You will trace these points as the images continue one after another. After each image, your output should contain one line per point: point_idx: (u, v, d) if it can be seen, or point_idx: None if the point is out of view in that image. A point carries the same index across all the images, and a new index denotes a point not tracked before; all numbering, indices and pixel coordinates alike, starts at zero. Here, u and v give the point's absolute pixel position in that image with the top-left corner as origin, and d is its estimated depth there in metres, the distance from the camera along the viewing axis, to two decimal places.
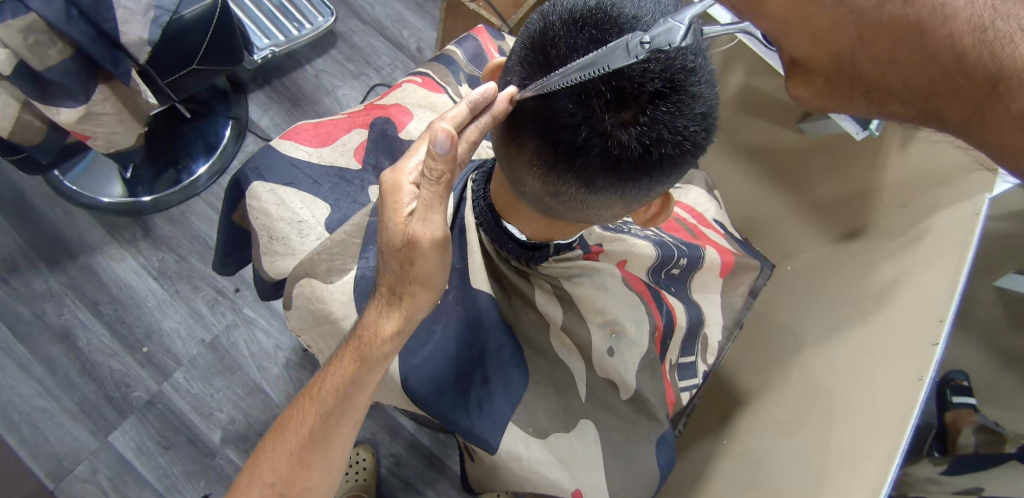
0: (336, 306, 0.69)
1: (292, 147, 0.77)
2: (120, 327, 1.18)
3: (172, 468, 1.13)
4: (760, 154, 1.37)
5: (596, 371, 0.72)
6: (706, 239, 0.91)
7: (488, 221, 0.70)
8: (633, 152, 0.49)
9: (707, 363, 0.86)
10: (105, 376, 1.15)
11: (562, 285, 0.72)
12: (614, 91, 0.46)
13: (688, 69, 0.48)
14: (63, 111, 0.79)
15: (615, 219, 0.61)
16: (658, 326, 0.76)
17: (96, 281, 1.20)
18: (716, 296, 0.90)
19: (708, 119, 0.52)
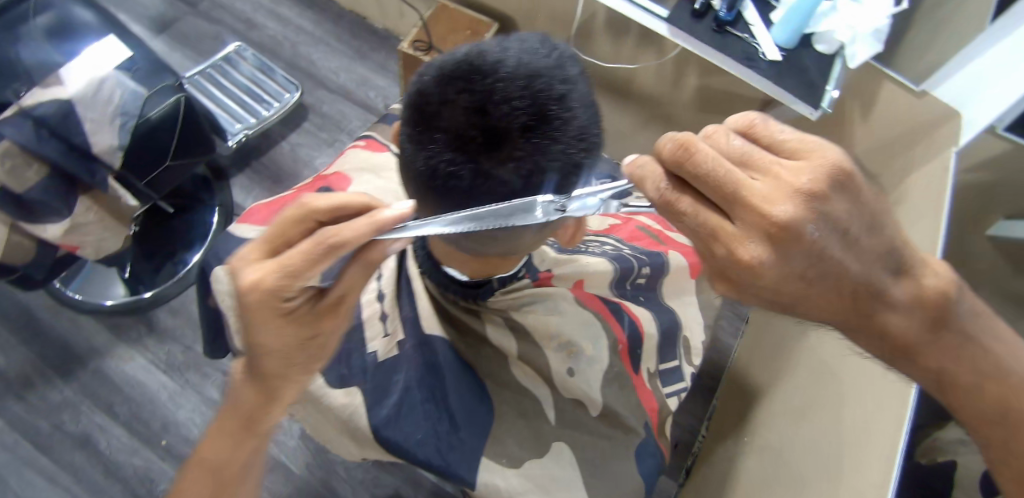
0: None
1: (248, 229, 0.81)
2: (137, 424, 1.20)
3: None
4: None
5: (561, 393, 0.73)
6: (672, 243, 0.92)
7: (429, 266, 0.71)
8: (516, 186, 0.52)
9: (695, 365, 0.86)
10: (129, 474, 1.16)
11: (514, 315, 0.72)
12: (485, 133, 0.50)
13: (556, 99, 0.51)
14: (49, 227, 0.83)
15: (536, 245, 0.64)
16: (621, 339, 0.76)
17: (106, 382, 1.23)
18: (693, 298, 0.91)
19: (590, 141, 0.55)
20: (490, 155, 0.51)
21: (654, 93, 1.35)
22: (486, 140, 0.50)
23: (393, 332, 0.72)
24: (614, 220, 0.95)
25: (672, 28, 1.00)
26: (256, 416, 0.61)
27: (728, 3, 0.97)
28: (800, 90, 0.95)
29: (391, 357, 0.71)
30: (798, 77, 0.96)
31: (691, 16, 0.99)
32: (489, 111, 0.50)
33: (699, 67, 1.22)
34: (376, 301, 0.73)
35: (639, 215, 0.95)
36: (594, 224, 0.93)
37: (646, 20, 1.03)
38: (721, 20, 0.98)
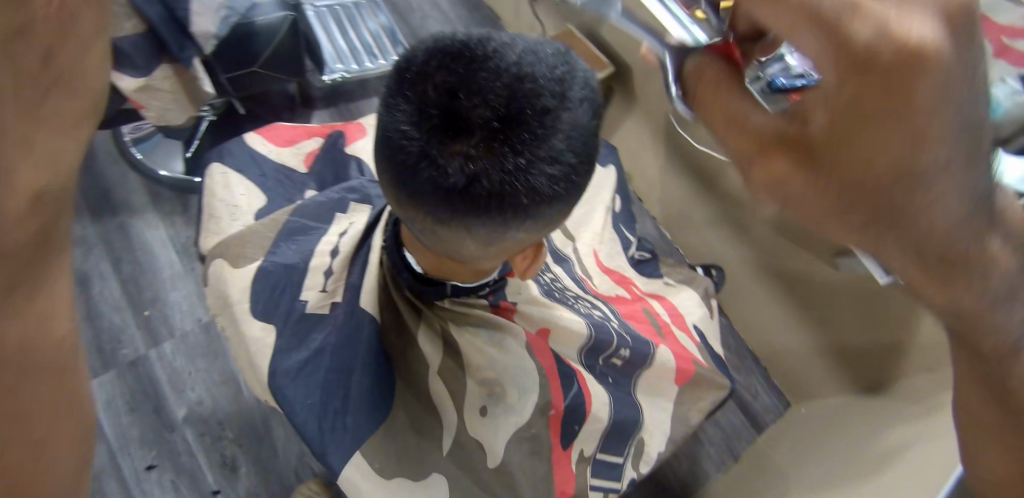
0: (234, 292, 0.71)
1: (258, 141, 0.86)
2: (132, 286, 1.25)
3: (131, 430, 1.13)
4: (793, 284, 1.29)
5: (466, 429, 0.68)
6: (670, 337, 0.87)
7: (391, 245, 0.68)
8: (457, 184, 0.47)
9: (639, 472, 0.80)
10: (103, 327, 1.20)
11: (451, 329, 0.68)
12: (449, 117, 0.47)
13: (536, 111, 0.47)
14: (124, 78, 0.85)
15: (488, 259, 0.59)
16: (557, 406, 0.71)
17: (126, 239, 1.29)
18: (669, 404, 0.83)
19: (563, 170, 0.50)
20: (445, 141, 0.47)
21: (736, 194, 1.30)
22: (445, 125, 0.47)
23: (331, 291, 0.70)
24: (625, 292, 0.91)
25: None
26: None
27: None
28: None
29: (319, 312, 0.69)
30: None
31: None
32: (457, 96, 0.47)
33: None
34: (329, 257, 0.73)
35: (654, 300, 0.92)
36: (600, 286, 0.89)
37: None
38: None
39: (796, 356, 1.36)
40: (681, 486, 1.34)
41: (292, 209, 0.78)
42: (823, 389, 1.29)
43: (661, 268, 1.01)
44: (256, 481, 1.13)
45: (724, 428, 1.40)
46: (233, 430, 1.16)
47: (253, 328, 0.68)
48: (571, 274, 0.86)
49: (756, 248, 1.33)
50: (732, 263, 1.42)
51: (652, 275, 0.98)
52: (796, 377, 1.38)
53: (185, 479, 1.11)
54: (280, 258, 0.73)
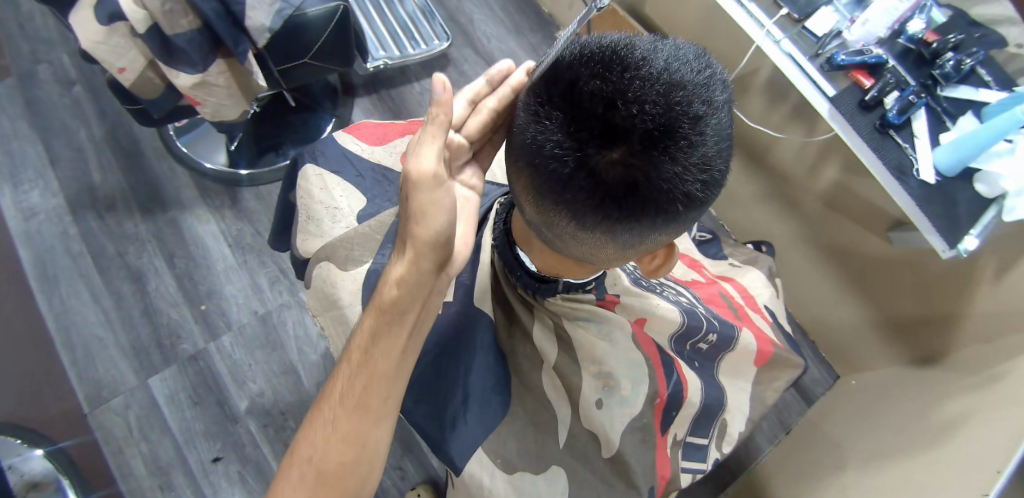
0: (345, 295, 0.73)
1: (349, 140, 0.82)
2: (187, 282, 1.28)
3: (195, 424, 1.17)
4: (840, 255, 1.26)
5: (580, 420, 0.69)
6: (748, 321, 0.86)
7: (503, 245, 0.70)
8: (616, 193, 0.47)
9: (722, 452, 0.80)
10: (162, 322, 1.24)
11: (564, 323, 0.70)
12: (605, 128, 0.46)
13: (690, 118, 0.46)
14: (181, 75, 0.89)
15: (616, 259, 0.59)
16: (661, 394, 0.71)
17: (178, 235, 1.31)
18: (748, 384, 0.83)
19: (711, 173, 0.49)
20: (601, 151, 0.47)
21: (786, 168, 1.28)
22: (602, 136, 0.46)
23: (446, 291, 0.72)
24: (698, 276, 0.90)
25: (834, 110, 0.89)
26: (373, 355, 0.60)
27: (901, 106, 0.87)
28: (942, 223, 0.85)
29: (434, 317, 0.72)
30: (942, 207, 0.86)
31: (858, 106, 0.89)
32: (615, 106, 0.46)
33: (843, 159, 1.14)
34: None
35: (725, 282, 0.91)
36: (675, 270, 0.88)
37: (809, 94, 0.92)
38: (886, 120, 0.87)
39: (845, 330, 1.33)
40: (733, 460, 1.35)
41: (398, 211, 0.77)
42: (873, 360, 1.28)
43: (724, 248, 1.00)
44: None
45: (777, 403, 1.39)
46: (295, 421, 1.20)
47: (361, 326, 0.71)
48: None
49: (810, 223, 1.30)
50: (778, 236, 1.40)
51: (717, 256, 0.97)
52: (846, 350, 1.35)
53: (251, 469, 1.16)
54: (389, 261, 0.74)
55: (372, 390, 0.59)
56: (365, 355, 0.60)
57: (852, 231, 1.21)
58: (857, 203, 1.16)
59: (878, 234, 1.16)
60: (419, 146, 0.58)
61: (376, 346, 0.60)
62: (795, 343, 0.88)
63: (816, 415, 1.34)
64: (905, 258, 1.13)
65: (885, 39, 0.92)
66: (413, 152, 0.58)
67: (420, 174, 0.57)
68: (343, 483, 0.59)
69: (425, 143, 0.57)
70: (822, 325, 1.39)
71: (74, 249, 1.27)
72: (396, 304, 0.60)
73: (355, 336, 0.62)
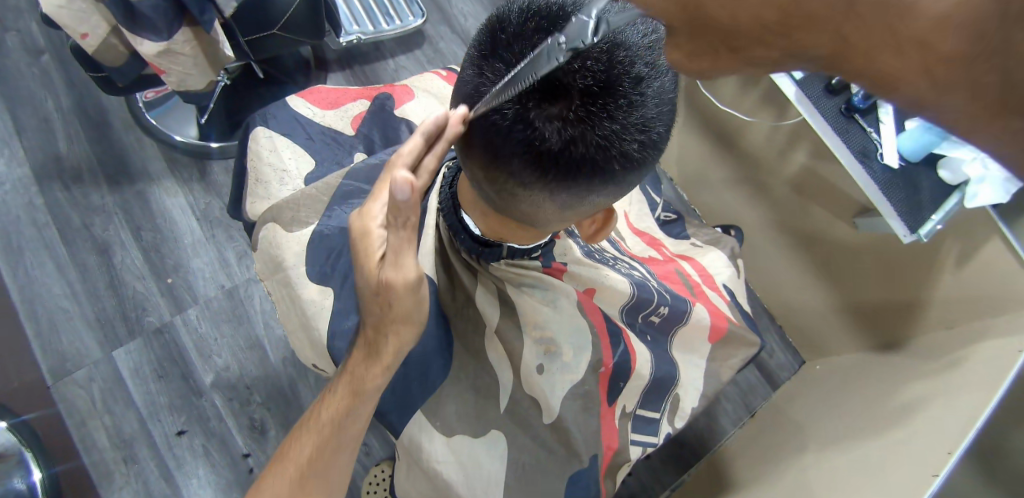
0: (289, 256, 0.73)
1: (301, 103, 0.82)
2: (154, 255, 1.25)
3: (159, 397, 1.16)
4: (806, 242, 1.29)
5: (522, 386, 0.69)
6: (704, 298, 0.87)
7: (448, 208, 0.69)
8: (553, 147, 0.47)
9: (674, 427, 0.81)
10: (127, 295, 1.21)
11: (507, 289, 0.70)
12: (546, 81, 0.46)
13: (630, 78, 0.47)
14: (146, 43, 0.86)
15: (559, 223, 0.59)
16: (606, 362, 0.72)
17: (145, 207, 1.28)
18: (701, 361, 0.84)
19: (650, 135, 0.50)
20: (541, 105, 0.47)
21: (759, 154, 1.29)
22: (543, 89, 0.46)
23: None
24: (657, 254, 0.91)
25: (800, 92, 0.90)
26: (346, 420, 0.62)
27: None
28: (903, 206, 0.86)
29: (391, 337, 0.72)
30: (905, 192, 0.87)
31: (824, 90, 0.90)
32: (557, 60, 0.46)
33: (811, 145, 1.16)
34: None
35: (684, 261, 0.92)
36: (632, 247, 0.90)
37: (778, 77, 0.93)
38: (852, 104, 0.89)
39: (811, 314, 1.36)
40: (696, 440, 1.38)
41: (346, 173, 0.78)
42: (840, 346, 1.31)
43: (687, 228, 1.01)
44: None
45: (740, 385, 1.42)
46: (260, 395, 1.19)
47: (308, 290, 0.72)
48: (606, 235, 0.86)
49: (779, 208, 1.32)
50: (746, 220, 1.42)
51: (679, 236, 0.99)
52: (810, 333, 1.39)
53: (215, 443, 1.15)
54: (338, 221, 0.75)
55: (342, 449, 0.62)
56: (338, 427, 0.62)
57: (821, 216, 1.22)
58: (824, 189, 1.18)
59: (844, 220, 1.18)
60: (394, 255, 0.56)
61: (352, 419, 0.62)
62: (751, 321, 0.90)
63: (780, 399, 1.36)
64: (873, 242, 1.14)
65: None
66: (389, 261, 0.56)
67: (405, 284, 0.57)
68: None
69: (401, 250, 0.56)
70: (790, 312, 1.42)
71: (39, 219, 1.23)
72: (376, 389, 0.61)
73: (324, 404, 0.64)
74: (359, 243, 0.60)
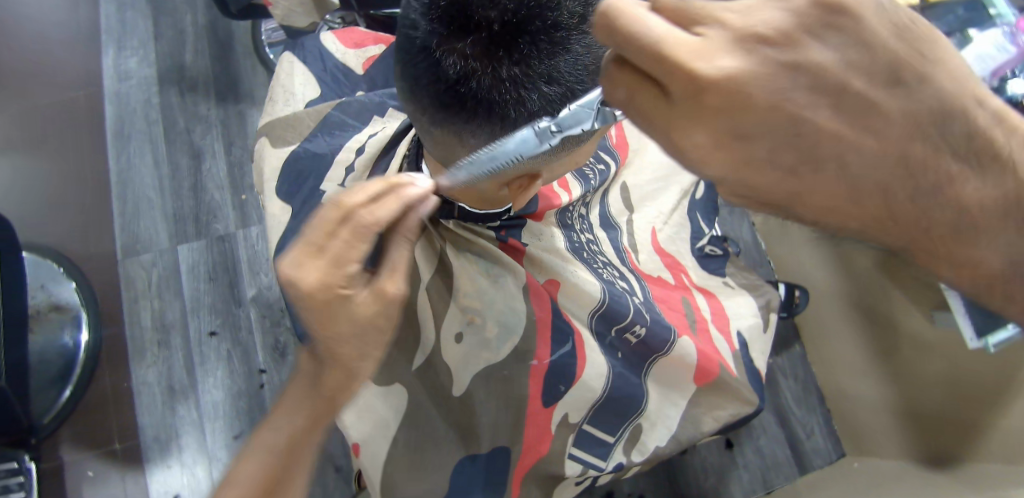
0: (267, 169, 0.80)
1: (330, 39, 0.88)
2: (236, 170, 1.36)
3: (204, 297, 1.26)
4: (881, 324, 1.14)
5: (438, 353, 0.69)
6: (705, 337, 0.81)
7: (414, 155, 0.71)
8: (449, 79, 0.47)
9: (631, 458, 0.77)
10: (204, 200, 1.33)
11: (449, 248, 0.71)
12: (458, 11, 0.45)
13: (545, 24, 0.44)
14: None
15: (490, 176, 0.58)
16: (541, 358, 0.70)
17: (241, 127, 1.40)
18: (682, 401, 0.78)
19: (561, 93, 0.47)
20: (446, 35, 0.46)
21: None
22: (451, 19, 0.45)
23: (348, 187, 0.75)
24: (669, 277, 0.87)
25: None
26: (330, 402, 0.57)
27: None
28: (979, 308, 0.76)
29: None
30: None
31: None
32: None
33: None
34: (354, 154, 0.77)
35: (700, 294, 0.87)
36: (643, 263, 0.86)
37: None
38: None
39: (860, 404, 1.23)
40: None
41: (335, 104, 0.83)
42: (884, 448, 1.18)
43: (728, 267, 0.94)
44: None
45: (765, 457, 1.30)
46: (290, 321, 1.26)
47: (276, 205, 0.77)
48: (613, 243, 0.84)
49: (855, 281, 1.20)
50: (819, 285, 1.30)
51: (714, 272, 0.92)
52: (855, 424, 1.25)
53: (238, 352, 1.23)
54: (312, 147, 0.80)
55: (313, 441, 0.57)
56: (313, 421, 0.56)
57: (903, 303, 1.08)
58: (908, 271, 1.05)
59: (920, 311, 1.04)
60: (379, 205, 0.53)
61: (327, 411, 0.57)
62: (754, 378, 0.83)
63: (806, 486, 1.24)
64: (947, 344, 1.00)
65: None
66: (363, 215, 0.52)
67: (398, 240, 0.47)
68: None
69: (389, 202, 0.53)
70: (843, 398, 1.28)
71: (151, 115, 1.38)
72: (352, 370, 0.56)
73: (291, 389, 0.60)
74: (329, 304, 0.52)
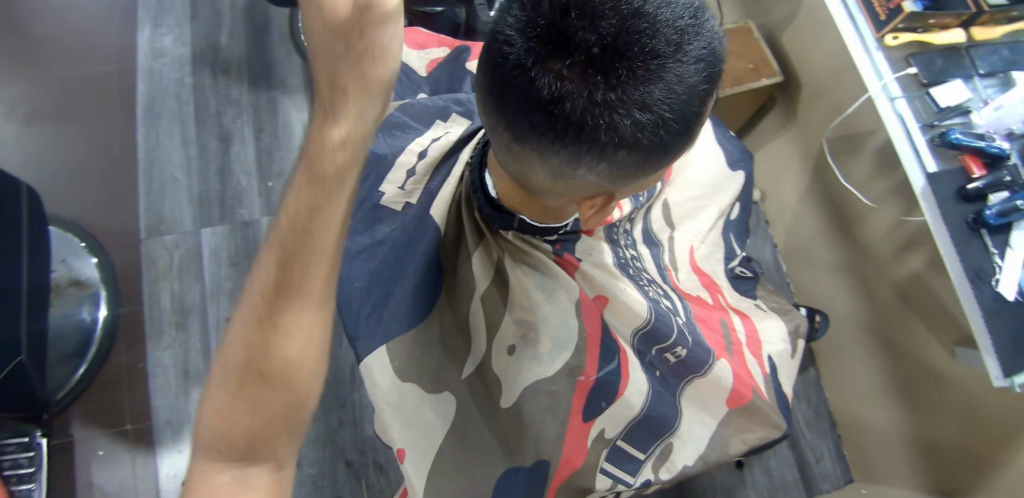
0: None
1: None
2: (264, 157, 1.37)
3: (225, 282, 1.27)
4: (895, 355, 1.13)
5: (491, 363, 0.70)
6: (739, 360, 0.80)
7: (475, 165, 0.71)
8: (541, 100, 0.46)
9: (658, 476, 0.76)
10: (230, 185, 1.34)
11: (507, 260, 0.71)
12: (556, 33, 0.44)
13: (643, 51, 0.44)
14: None
15: (560, 194, 0.57)
16: (588, 373, 0.70)
17: (272, 114, 1.40)
18: (712, 421, 0.78)
19: (654, 119, 0.46)
20: (542, 54, 0.45)
21: (874, 246, 1.14)
22: (551, 40, 0.44)
23: (409, 191, 0.76)
24: (707, 296, 0.86)
25: (927, 187, 0.81)
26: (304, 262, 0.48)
27: (1003, 208, 0.76)
28: (1005, 347, 0.74)
29: (416, 277, 0.73)
30: (1016, 332, 0.75)
31: (955, 194, 0.80)
32: (567, 14, 0.44)
33: (932, 252, 1.00)
34: (416, 157, 0.78)
35: (736, 316, 0.86)
36: (683, 282, 0.85)
37: (908, 163, 0.84)
38: (982, 218, 0.77)
39: (872, 433, 1.22)
40: None
41: (399, 105, 0.83)
42: (893, 479, 1.17)
43: (758, 290, 0.95)
44: None
45: (773, 478, 1.29)
46: None
47: None
48: (655, 259, 0.84)
49: (876, 310, 1.17)
50: (836, 311, 1.29)
51: (744, 294, 0.92)
52: (865, 452, 1.25)
53: None
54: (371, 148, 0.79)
55: (296, 303, 0.48)
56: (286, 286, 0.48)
57: (919, 336, 1.07)
58: (929, 304, 1.04)
59: (941, 346, 1.03)
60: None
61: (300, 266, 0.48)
62: (782, 403, 0.82)
63: None
64: (964, 381, 1.00)
65: (1018, 135, 0.81)
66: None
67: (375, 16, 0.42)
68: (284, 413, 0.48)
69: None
70: (854, 426, 1.28)
71: (183, 97, 1.39)
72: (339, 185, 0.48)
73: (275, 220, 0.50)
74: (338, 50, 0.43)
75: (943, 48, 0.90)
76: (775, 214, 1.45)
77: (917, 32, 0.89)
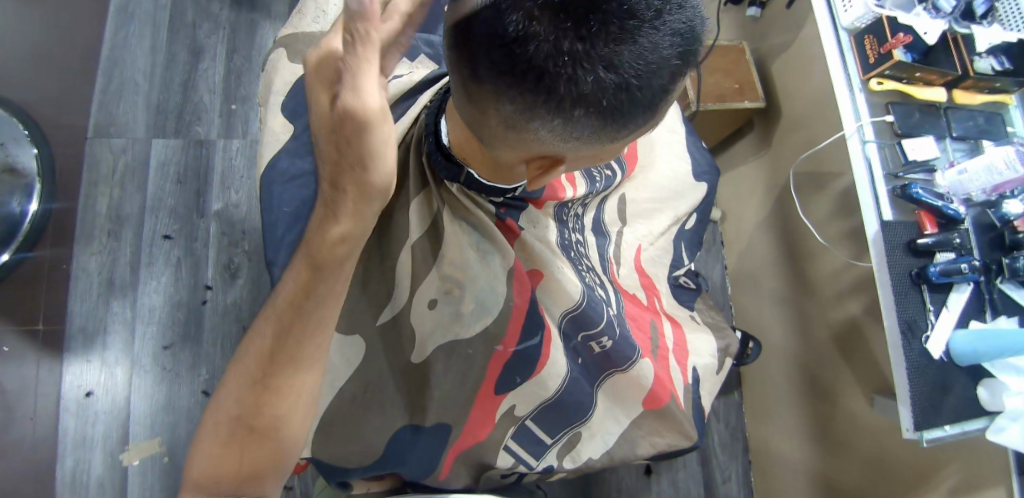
0: (278, 83, 0.77)
1: None
2: (233, 78, 1.30)
3: (167, 198, 1.21)
4: (818, 392, 1.17)
5: (410, 314, 0.67)
6: (662, 363, 0.82)
7: (433, 109, 0.68)
8: (506, 37, 0.44)
9: (561, 464, 0.78)
10: (192, 99, 1.27)
11: (445, 213, 0.69)
12: None
13: (620, 9, 0.43)
14: None
15: (512, 148, 0.56)
16: (509, 342, 0.70)
17: (250, 37, 1.33)
18: (625, 419, 0.80)
19: (617, 81, 0.46)
20: None
21: (818, 282, 1.17)
22: None
23: None
24: (641, 296, 0.87)
25: (881, 234, 0.83)
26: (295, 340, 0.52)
27: (946, 267, 0.81)
28: (922, 405, 0.78)
29: None
30: (930, 389, 0.79)
31: (906, 245, 0.83)
32: None
33: (870, 300, 1.04)
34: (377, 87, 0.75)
35: (666, 320, 0.88)
36: (623, 277, 0.85)
37: (867, 208, 0.86)
38: (925, 273, 0.81)
39: (782, 463, 1.27)
40: None
41: None
42: None
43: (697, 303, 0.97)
44: (244, 297, 1.18)
45: (678, 489, 1.33)
46: (249, 244, 1.20)
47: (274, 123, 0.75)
48: (600, 249, 0.83)
49: (807, 345, 1.21)
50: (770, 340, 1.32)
51: (683, 304, 0.94)
52: (773, 481, 1.29)
53: (188, 262, 1.18)
54: None
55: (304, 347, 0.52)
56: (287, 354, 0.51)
57: (846, 377, 1.10)
58: (863, 354, 1.07)
59: (862, 390, 1.07)
60: (354, 76, 0.42)
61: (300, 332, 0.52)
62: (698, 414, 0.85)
63: None
64: (876, 428, 1.04)
65: (975, 202, 0.87)
66: (346, 83, 0.42)
67: (365, 114, 0.43)
68: (272, 440, 0.53)
69: (362, 71, 0.42)
70: (766, 453, 1.32)
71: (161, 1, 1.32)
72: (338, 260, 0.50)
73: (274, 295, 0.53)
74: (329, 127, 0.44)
75: (924, 103, 0.93)
76: (732, 236, 1.48)
77: (902, 82, 0.92)
